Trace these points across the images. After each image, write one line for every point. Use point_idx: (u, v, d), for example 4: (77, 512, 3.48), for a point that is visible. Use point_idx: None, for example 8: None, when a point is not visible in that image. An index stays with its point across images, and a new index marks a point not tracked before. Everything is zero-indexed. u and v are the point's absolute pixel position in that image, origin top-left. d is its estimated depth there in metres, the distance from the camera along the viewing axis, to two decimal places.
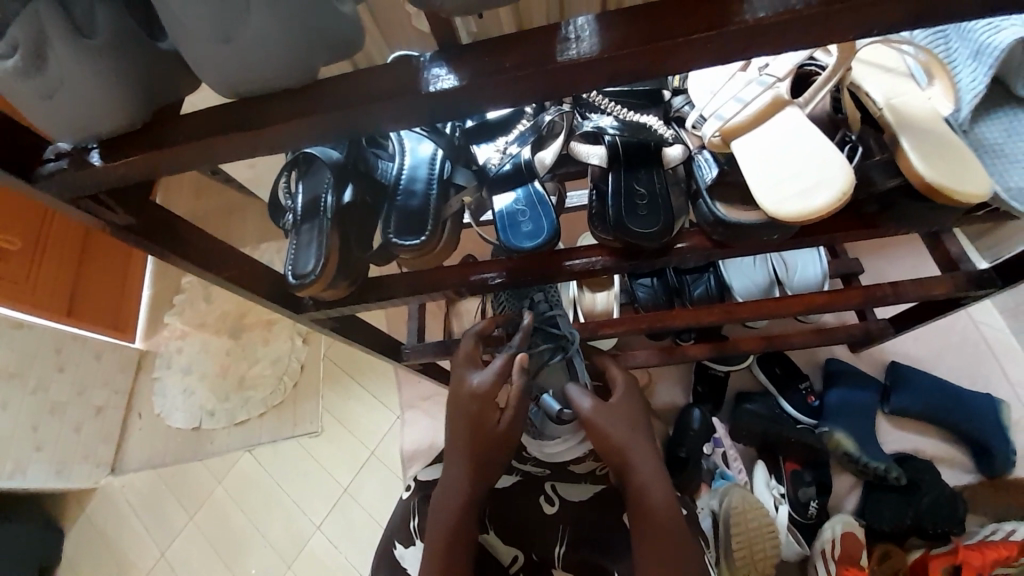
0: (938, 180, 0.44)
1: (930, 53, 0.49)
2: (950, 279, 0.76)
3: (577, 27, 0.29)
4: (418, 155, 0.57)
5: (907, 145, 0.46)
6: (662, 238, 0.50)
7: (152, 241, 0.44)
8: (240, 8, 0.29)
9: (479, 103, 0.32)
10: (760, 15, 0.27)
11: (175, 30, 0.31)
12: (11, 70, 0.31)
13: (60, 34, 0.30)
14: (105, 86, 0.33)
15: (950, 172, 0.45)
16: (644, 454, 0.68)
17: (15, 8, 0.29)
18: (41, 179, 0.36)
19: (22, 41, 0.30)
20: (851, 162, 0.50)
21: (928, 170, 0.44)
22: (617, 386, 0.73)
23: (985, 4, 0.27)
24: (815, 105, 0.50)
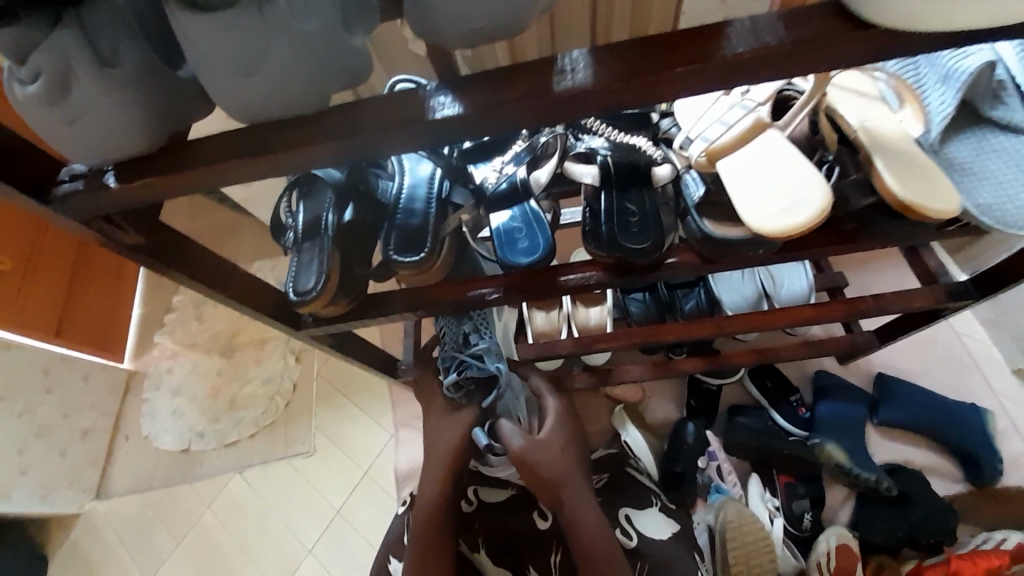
0: (910, 196, 0.46)
1: None
2: (928, 291, 0.79)
3: (573, 60, 0.31)
4: (417, 174, 0.58)
5: (880, 164, 0.48)
6: (653, 254, 0.52)
7: (159, 260, 0.45)
8: (262, 43, 0.31)
9: (480, 128, 0.33)
10: (739, 51, 0.29)
11: (191, 53, 0.32)
12: (35, 95, 0.32)
13: (84, 62, 0.32)
14: (123, 108, 0.34)
15: (920, 188, 0.47)
16: (577, 488, 0.73)
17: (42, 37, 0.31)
18: (55, 199, 0.37)
19: (45, 67, 0.31)
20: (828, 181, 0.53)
21: (897, 185, 0.47)
22: (548, 419, 0.79)
23: (940, 41, 0.30)
24: (794, 127, 0.53)
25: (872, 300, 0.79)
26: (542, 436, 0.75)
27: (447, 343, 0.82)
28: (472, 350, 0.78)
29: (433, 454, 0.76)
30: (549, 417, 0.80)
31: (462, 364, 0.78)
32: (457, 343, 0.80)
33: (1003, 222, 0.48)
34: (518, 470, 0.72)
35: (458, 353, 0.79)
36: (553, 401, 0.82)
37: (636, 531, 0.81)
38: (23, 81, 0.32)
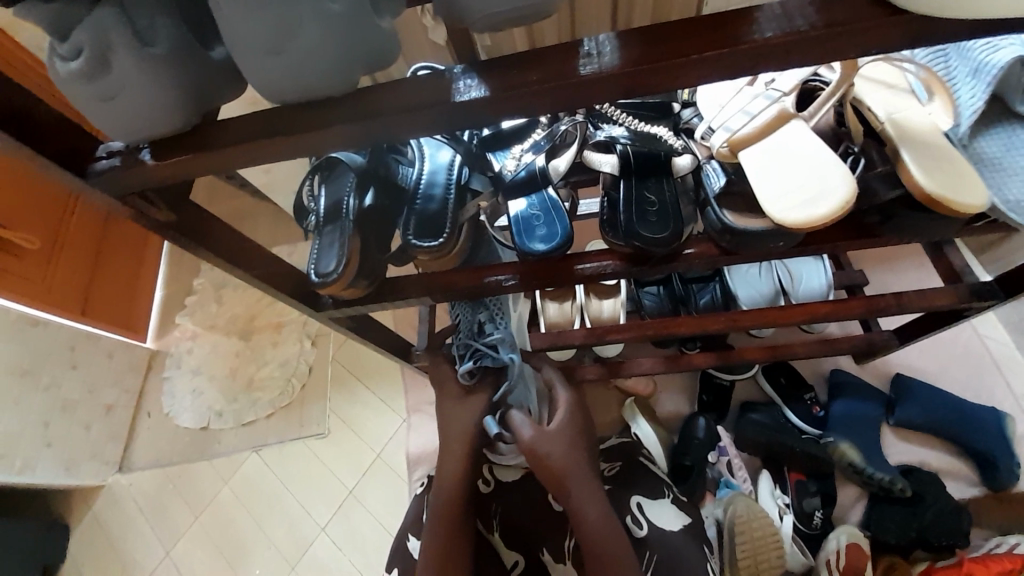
0: (935, 190, 0.45)
1: (930, 72, 0.50)
2: (953, 290, 0.77)
3: (598, 44, 0.31)
4: (437, 161, 0.59)
5: (908, 158, 0.47)
6: (671, 244, 0.52)
7: (188, 238, 0.46)
8: (294, 23, 0.32)
9: (504, 111, 0.34)
10: (767, 35, 0.29)
11: (226, 32, 0.32)
12: (75, 72, 0.33)
13: (123, 41, 0.33)
14: (159, 86, 0.34)
15: (947, 182, 0.46)
16: (584, 481, 0.73)
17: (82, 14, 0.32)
18: (92, 175, 0.39)
19: (86, 45, 0.32)
20: (852, 173, 0.52)
21: (925, 181, 0.46)
22: (558, 411, 0.79)
23: (978, 26, 0.29)
24: (819, 119, 0.51)
25: (895, 297, 0.78)
26: (551, 427, 0.76)
27: (462, 330, 0.82)
28: (486, 340, 0.79)
29: (451, 436, 0.78)
30: (558, 410, 0.79)
31: (477, 353, 0.79)
32: (470, 330, 0.81)
33: None
34: (528, 460, 0.73)
35: (472, 341, 0.79)
36: (562, 394, 0.81)
37: (647, 520, 0.81)
38: (64, 56, 0.33)
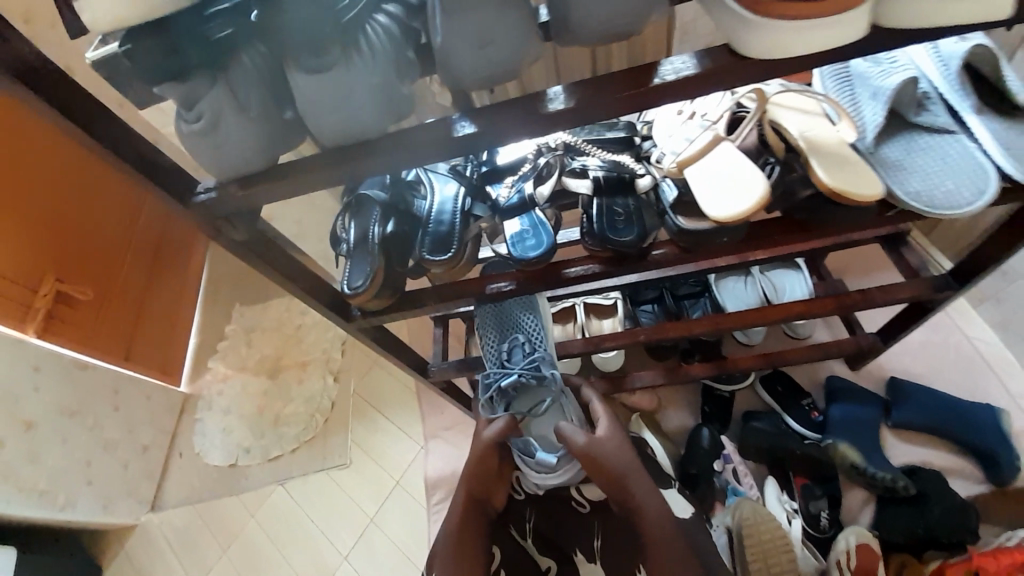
0: (839, 186, 0.54)
1: (835, 103, 0.59)
2: (915, 285, 0.85)
3: (553, 95, 0.45)
4: (444, 194, 0.71)
5: (814, 163, 0.56)
6: (637, 245, 0.63)
7: (251, 256, 0.58)
8: (346, 90, 0.45)
9: (491, 141, 0.47)
10: (666, 78, 0.41)
11: (301, 100, 0.45)
12: (196, 130, 0.47)
13: (231, 109, 0.46)
14: (253, 138, 0.48)
15: (848, 179, 0.55)
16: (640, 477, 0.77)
17: (203, 91, 0.45)
18: (190, 204, 0.51)
19: (206, 112, 0.46)
20: (773, 178, 0.61)
21: (829, 178, 0.55)
22: (602, 419, 0.80)
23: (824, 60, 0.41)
24: (744, 139, 0.61)
25: (861, 295, 0.86)
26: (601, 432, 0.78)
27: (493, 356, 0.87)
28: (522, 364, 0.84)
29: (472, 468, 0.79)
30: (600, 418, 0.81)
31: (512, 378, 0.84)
32: (499, 355, 0.87)
33: (929, 206, 0.55)
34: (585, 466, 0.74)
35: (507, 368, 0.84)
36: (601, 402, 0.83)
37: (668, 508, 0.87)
38: (188, 120, 0.47)
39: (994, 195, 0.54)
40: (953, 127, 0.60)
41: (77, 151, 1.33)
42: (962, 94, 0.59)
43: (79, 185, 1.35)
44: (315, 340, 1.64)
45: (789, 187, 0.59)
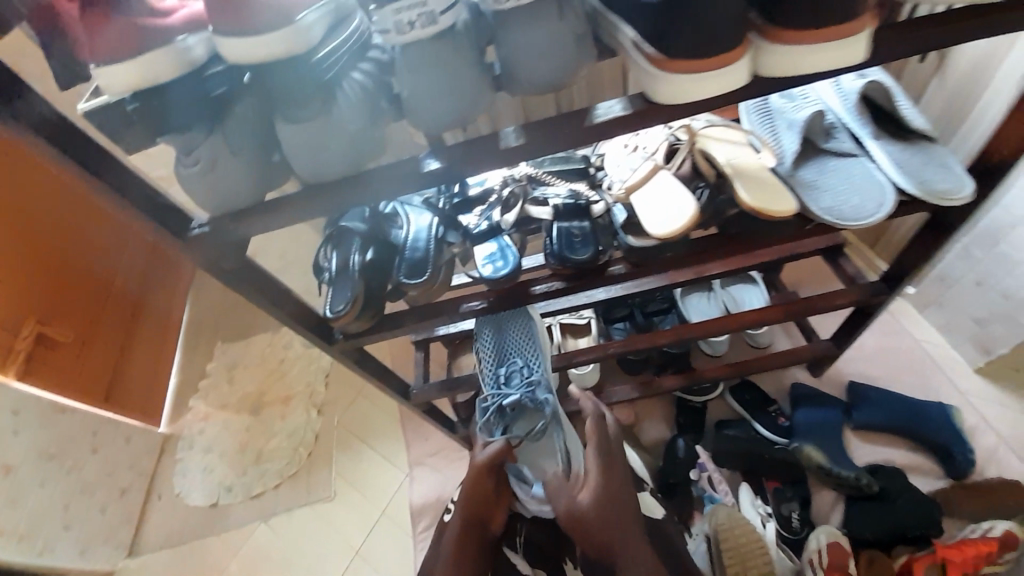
0: (757, 204, 0.63)
1: (767, 149, 0.69)
2: (854, 290, 0.93)
3: (509, 134, 0.53)
4: (420, 224, 0.77)
5: (738, 184, 0.65)
6: (592, 261, 0.70)
7: (239, 285, 0.63)
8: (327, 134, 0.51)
9: (456, 174, 0.54)
10: (599, 119, 0.50)
11: (287, 144, 0.52)
12: (193, 172, 0.53)
13: (225, 152, 0.52)
14: (245, 177, 0.54)
15: (767, 198, 0.64)
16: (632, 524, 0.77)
17: (201, 139, 0.52)
18: (186, 238, 0.56)
19: (203, 156, 0.52)
20: (707, 199, 0.69)
21: (750, 198, 0.63)
22: (593, 479, 0.78)
23: None
24: (680, 166, 0.71)
25: (805, 303, 0.94)
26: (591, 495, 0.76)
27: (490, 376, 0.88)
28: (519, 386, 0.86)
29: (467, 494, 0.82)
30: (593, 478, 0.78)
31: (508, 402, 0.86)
32: (495, 377, 0.88)
33: (841, 217, 0.63)
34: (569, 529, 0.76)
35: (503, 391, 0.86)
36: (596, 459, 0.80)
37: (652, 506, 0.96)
38: (187, 165, 0.53)
39: (891, 208, 0.64)
40: (856, 151, 0.69)
41: (52, 197, 1.38)
42: (862, 123, 0.69)
43: (53, 228, 1.38)
44: (299, 374, 1.66)
45: (719, 207, 0.68)
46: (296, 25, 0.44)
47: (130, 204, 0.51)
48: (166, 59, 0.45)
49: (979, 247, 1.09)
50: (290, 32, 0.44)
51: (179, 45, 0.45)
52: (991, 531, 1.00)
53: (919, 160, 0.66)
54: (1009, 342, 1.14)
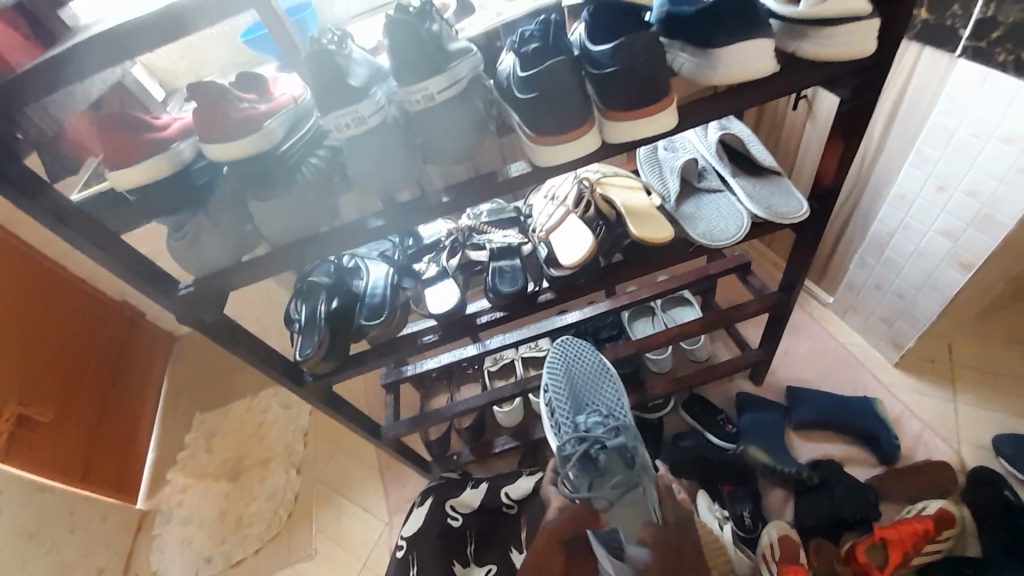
0: (643, 233, 0.79)
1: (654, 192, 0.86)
2: (761, 300, 1.08)
3: (440, 195, 0.67)
4: (376, 273, 0.90)
5: (628, 219, 0.81)
6: (521, 291, 0.83)
7: (218, 335, 0.74)
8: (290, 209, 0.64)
9: (400, 227, 0.68)
10: (508, 177, 0.66)
11: (258, 216, 0.65)
12: (181, 242, 0.65)
13: (207, 225, 0.65)
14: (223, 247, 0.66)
15: (651, 229, 0.80)
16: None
17: (188, 218, 0.64)
18: (173, 297, 0.67)
19: (188, 231, 0.64)
20: (608, 232, 0.84)
21: (637, 229, 0.79)
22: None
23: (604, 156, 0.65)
24: (586, 209, 0.87)
25: (721, 314, 1.08)
26: None
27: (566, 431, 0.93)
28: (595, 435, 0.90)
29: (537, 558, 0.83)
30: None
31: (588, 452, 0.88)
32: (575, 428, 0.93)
33: (712, 240, 0.80)
34: None
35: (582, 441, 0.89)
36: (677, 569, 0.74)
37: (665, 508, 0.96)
38: (176, 239, 0.65)
39: (748, 229, 0.80)
40: (722, 187, 0.87)
41: (31, 289, 1.48)
42: (724, 165, 0.88)
43: (34, 315, 1.47)
44: (278, 435, 1.69)
45: (617, 239, 0.83)
46: (262, 129, 0.61)
47: (127, 272, 0.63)
48: (161, 161, 0.60)
49: (871, 255, 1.27)
50: (259, 135, 0.61)
51: (172, 151, 0.61)
52: (925, 512, 1.10)
53: (768, 191, 0.84)
54: (914, 336, 1.29)
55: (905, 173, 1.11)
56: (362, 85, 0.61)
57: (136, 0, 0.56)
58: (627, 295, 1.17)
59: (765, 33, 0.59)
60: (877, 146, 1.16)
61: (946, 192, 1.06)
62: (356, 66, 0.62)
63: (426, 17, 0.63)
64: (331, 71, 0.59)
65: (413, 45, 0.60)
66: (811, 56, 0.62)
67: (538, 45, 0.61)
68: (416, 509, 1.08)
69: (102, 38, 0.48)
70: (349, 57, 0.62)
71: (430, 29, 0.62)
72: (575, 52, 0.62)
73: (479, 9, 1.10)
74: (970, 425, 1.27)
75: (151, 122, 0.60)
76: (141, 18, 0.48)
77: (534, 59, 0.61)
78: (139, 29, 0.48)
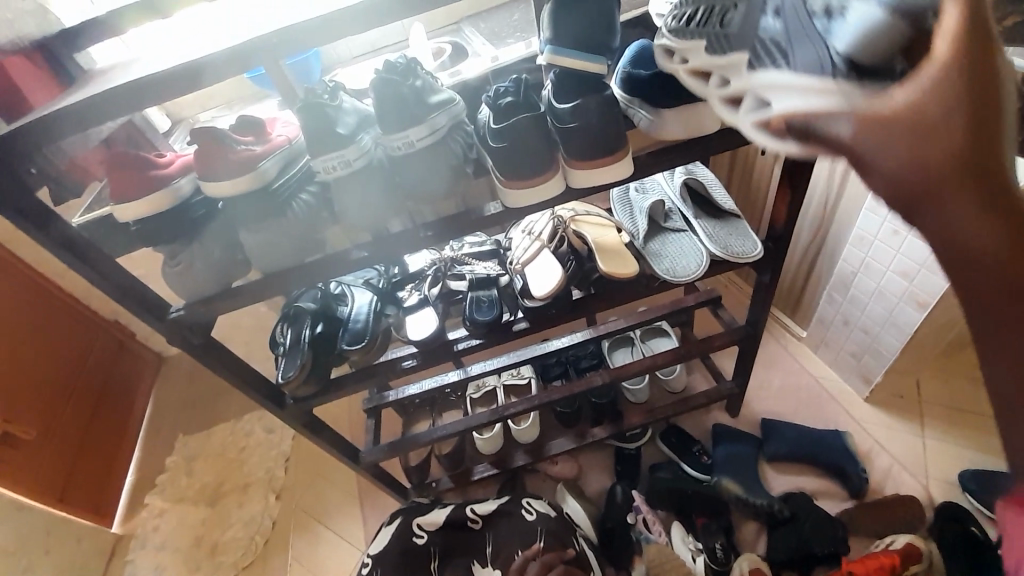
0: (609, 269, 0.85)
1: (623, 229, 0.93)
2: (729, 333, 1.13)
3: (421, 231, 0.73)
4: (360, 301, 0.95)
5: (597, 255, 0.87)
6: (496, 320, 0.89)
7: (206, 357, 0.78)
8: (278, 241, 0.69)
9: (382, 258, 0.73)
10: (484, 216, 0.72)
11: (249, 247, 0.70)
12: (175, 270, 0.69)
13: (201, 254, 0.69)
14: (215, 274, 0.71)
15: (617, 264, 0.86)
16: (961, 266, 0.40)
17: (184, 247, 0.69)
18: (164, 319, 0.71)
19: (182, 259, 0.69)
20: (578, 267, 0.90)
21: (604, 266, 0.85)
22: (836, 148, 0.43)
23: (570, 197, 0.71)
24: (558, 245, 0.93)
25: (692, 346, 1.12)
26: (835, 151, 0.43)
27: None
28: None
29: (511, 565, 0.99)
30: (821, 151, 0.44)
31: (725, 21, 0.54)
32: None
33: (675, 276, 0.86)
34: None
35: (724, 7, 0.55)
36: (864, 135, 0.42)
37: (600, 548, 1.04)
38: (171, 266, 0.70)
39: (707, 267, 0.87)
40: (685, 227, 0.93)
41: (25, 306, 1.51)
42: (688, 207, 0.95)
43: (25, 331, 1.50)
44: (260, 459, 1.69)
45: (586, 273, 0.89)
46: (257, 170, 0.67)
47: (124, 296, 0.67)
48: (163, 197, 0.65)
49: (837, 292, 1.34)
50: (253, 175, 0.67)
51: (173, 186, 0.66)
52: (892, 545, 1.11)
53: (726, 232, 0.91)
54: (881, 370, 1.33)
55: (864, 217, 1.18)
56: (350, 132, 0.67)
57: (154, 54, 0.63)
58: (605, 325, 1.21)
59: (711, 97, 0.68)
60: (838, 190, 1.22)
61: (900, 235, 1.12)
62: (345, 115, 0.69)
63: (412, 73, 0.71)
64: (322, 121, 0.66)
65: (398, 100, 0.67)
66: None
67: (511, 100, 0.68)
68: (383, 530, 1.08)
69: (120, 91, 0.55)
70: (339, 107, 0.69)
71: (414, 85, 0.70)
72: (542, 108, 0.69)
73: (471, 55, 1.20)
74: (937, 460, 1.30)
75: (156, 161, 0.66)
76: (157, 73, 0.54)
77: (506, 112, 0.68)
78: (152, 84, 0.55)
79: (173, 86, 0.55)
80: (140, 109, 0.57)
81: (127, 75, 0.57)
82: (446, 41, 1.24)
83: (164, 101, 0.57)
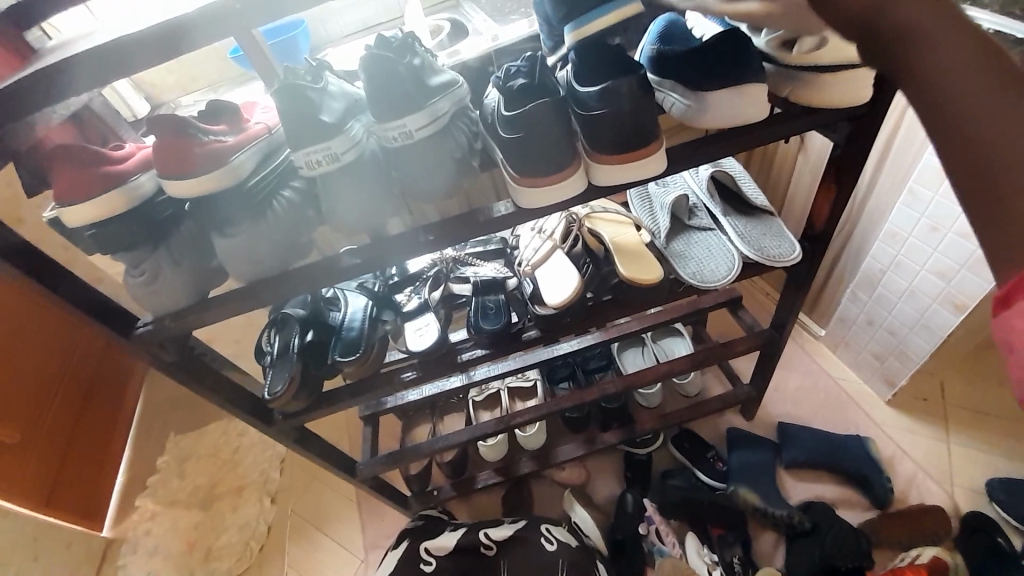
0: (631, 274, 0.77)
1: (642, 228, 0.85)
2: (751, 338, 1.05)
3: (421, 234, 0.64)
4: (354, 306, 0.85)
5: (616, 258, 0.79)
6: (506, 327, 0.80)
7: (182, 373, 0.69)
8: (256, 247, 0.60)
9: (377, 264, 0.64)
10: (493, 218, 0.63)
11: (222, 253, 0.61)
12: (140, 283, 0.60)
13: (168, 263, 0.60)
14: (186, 286, 0.62)
15: (638, 269, 0.78)
16: (924, 62, 0.35)
17: (148, 254, 0.60)
18: (131, 335, 0.63)
19: (147, 268, 0.60)
20: (594, 271, 0.82)
21: (625, 271, 0.77)
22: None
23: (592, 195, 0.62)
24: (571, 246, 0.85)
25: (712, 350, 1.05)
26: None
27: None
28: None
29: None
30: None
31: None
32: None
33: (703, 280, 0.77)
34: None
35: None
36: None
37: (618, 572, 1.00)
38: (134, 275, 0.60)
39: (737, 271, 0.78)
40: (712, 226, 0.85)
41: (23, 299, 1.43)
42: (714, 203, 0.86)
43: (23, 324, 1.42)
44: (254, 461, 1.62)
45: (603, 276, 0.80)
46: (231, 164, 0.58)
47: (84, 309, 0.59)
48: (118, 196, 0.56)
49: (862, 290, 1.26)
50: (225, 171, 0.58)
51: (131, 184, 0.57)
52: (918, 559, 1.05)
53: (759, 231, 0.82)
54: (906, 373, 1.26)
55: (898, 212, 1.09)
56: (337, 119, 0.58)
57: (108, 25, 0.53)
58: (615, 328, 1.14)
59: (757, 78, 0.59)
60: (870, 182, 1.13)
61: (938, 233, 1.04)
62: (330, 100, 0.59)
63: (408, 50, 0.62)
64: (304, 106, 0.56)
65: (393, 81, 0.58)
66: (803, 100, 0.61)
67: (524, 82, 0.59)
68: (389, 552, 1.03)
69: (91, 57, 0.45)
70: (324, 90, 0.59)
71: (411, 64, 0.60)
72: (561, 92, 0.60)
73: (472, 33, 1.09)
74: (962, 467, 1.24)
75: (111, 155, 0.57)
76: (136, 34, 0.45)
77: (519, 96, 0.59)
78: (127, 48, 0.46)
79: (157, 54, 0.47)
80: (112, 81, 0.48)
81: (89, 41, 0.48)
82: (445, 18, 1.13)
83: (144, 71, 0.48)
